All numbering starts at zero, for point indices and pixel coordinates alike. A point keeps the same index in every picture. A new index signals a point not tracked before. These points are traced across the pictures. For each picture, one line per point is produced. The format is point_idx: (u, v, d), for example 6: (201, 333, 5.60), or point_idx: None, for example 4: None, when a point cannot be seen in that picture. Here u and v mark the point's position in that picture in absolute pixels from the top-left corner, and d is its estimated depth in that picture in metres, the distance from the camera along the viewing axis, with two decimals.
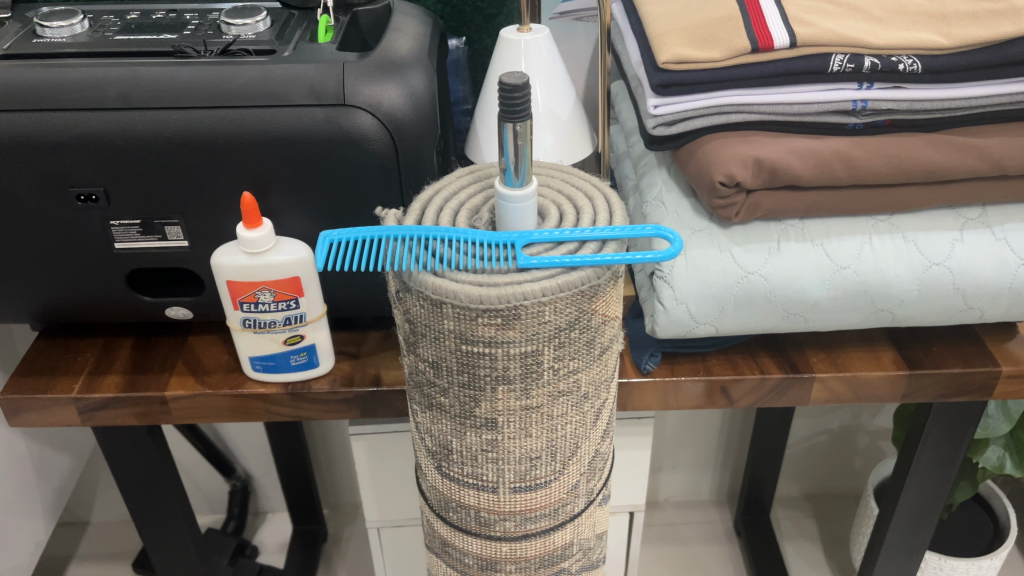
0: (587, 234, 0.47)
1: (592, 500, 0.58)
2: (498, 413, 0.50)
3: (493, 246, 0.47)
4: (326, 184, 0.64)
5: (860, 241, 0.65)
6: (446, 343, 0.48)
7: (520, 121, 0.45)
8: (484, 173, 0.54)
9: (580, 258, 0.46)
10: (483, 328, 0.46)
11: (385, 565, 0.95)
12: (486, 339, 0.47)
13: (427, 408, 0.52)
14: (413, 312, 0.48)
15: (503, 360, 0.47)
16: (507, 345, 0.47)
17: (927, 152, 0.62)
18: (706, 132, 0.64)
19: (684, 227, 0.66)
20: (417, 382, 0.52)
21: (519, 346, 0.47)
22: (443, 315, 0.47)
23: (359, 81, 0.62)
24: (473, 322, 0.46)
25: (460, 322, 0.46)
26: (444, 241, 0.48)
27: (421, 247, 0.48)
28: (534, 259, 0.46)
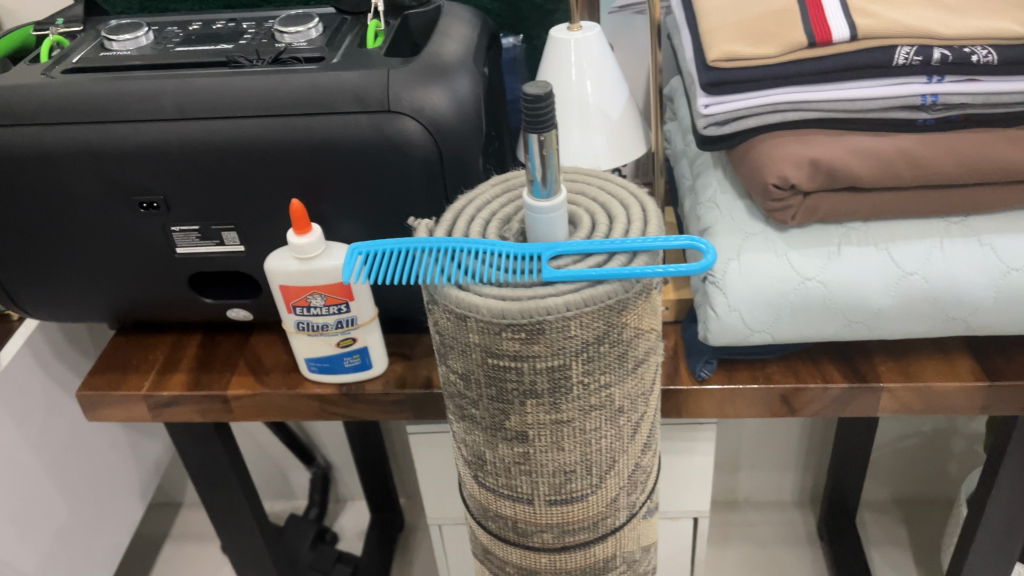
0: (616, 246, 0.46)
1: (634, 513, 0.57)
2: (529, 427, 0.49)
3: (519, 258, 0.46)
4: (373, 189, 0.65)
5: (930, 245, 0.61)
6: (473, 356, 0.47)
7: (544, 131, 0.44)
8: (519, 181, 0.53)
9: (608, 270, 0.45)
10: (508, 342, 0.45)
11: (448, 561, 0.96)
12: (511, 353, 0.46)
13: (460, 418, 0.52)
14: (441, 324, 0.48)
15: (529, 374, 0.47)
16: (533, 359, 0.46)
17: (1005, 149, 0.58)
18: (760, 132, 0.61)
19: (738, 230, 0.63)
20: (450, 393, 0.52)
21: (545, 361, 0.46)
22: (469, 329, 0.46)
23: (404, 86, 0.62)
24: (497, 336, 0.45)
25: (484, 336, 0.46)
26: (468, 254, 0.47)
27: (447, 259, 0.47)
28: (559, 272, 0.45)
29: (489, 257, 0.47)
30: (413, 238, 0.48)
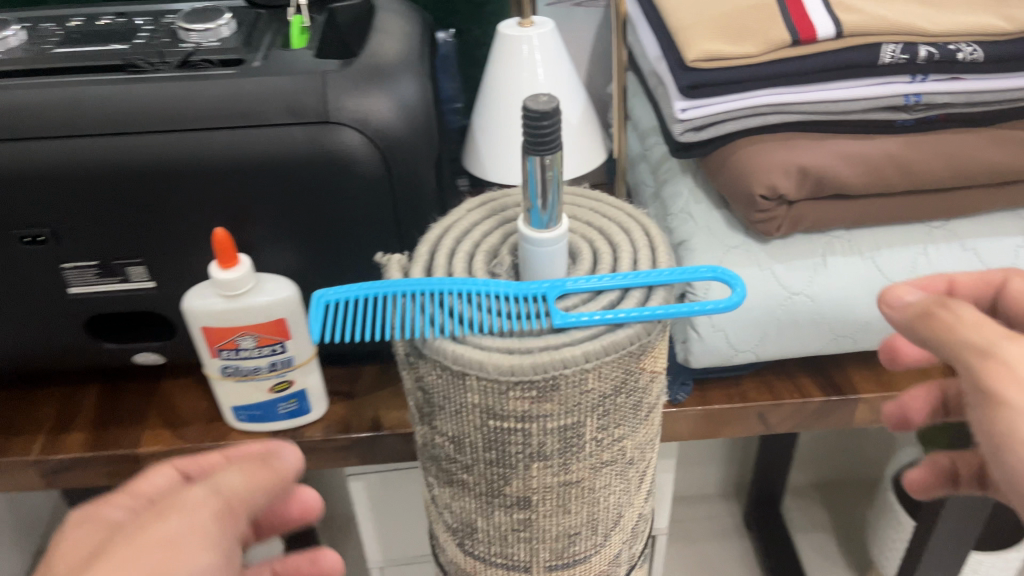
0: (632, 282, 0.40)
1: (633, 566, 0.51)
2: (532, 492, 0.43)
3: (521, 301, 0.40)
4: (311, 211, 0.56)
5: (915, 251, 0.58)
6: (469, 417, 0.40)
7: (548, 154, 0.37)
8: (499, 204, 0.47)
9: (626, 312, 0.39)
10: (515, 402, 0.39)
11: None
12: (517, 414, 0.39)
13: (447, 483, 0.45)
14: (428, 381, 0.41)
15: (538, 435, 0.40)
16: (543, 419, 0.39)
17: (989, 151, 0.56)
18: (739, 136, 0.57)
19: (718, 243, 0.58)
20: (433, 456, 0.44)
21: (556, 420, 0.40)
22: (467, 387, 0.39)
23: (342, 92, 0.54)
24: (501, 396, 0.39)
25: (485, 396, 0.39)
26: (460, 297, 0.40)
27: (434, 304, 0.40)
28: (573, 317, 0.38)
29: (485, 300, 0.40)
30: (389, 282, 0.41)
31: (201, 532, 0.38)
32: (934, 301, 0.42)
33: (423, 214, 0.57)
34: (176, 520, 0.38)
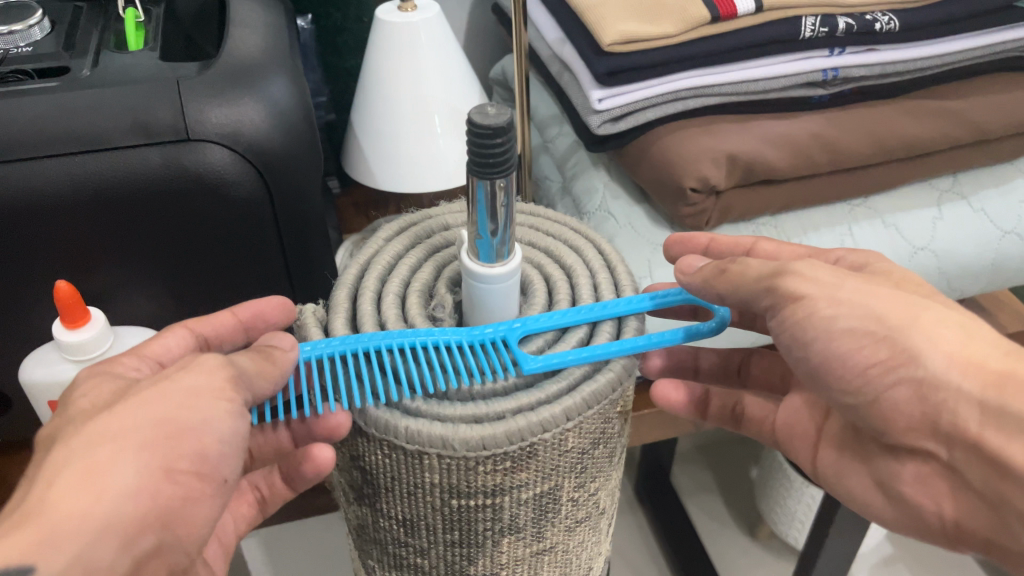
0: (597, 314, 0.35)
1: None
2: (500, 570, 0.36)
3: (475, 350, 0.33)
4: (177, 247, 0.47)
5: (841, 232, 0.55)
6: (427, 498, 0.33)
7: (502, 176, 0.31)
8: (421, 228, 0.39)
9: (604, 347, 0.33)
10: (485, 477, 0.32)
11: None
12: (487, 489, 0.32)
13: (394, 568, 0.37)
14: (368, 459, 0.33)
15: (510, 508, 0.34)
16: (517, 490, 0.33)
17: (906, 124, 0.54)
18: (657, 124, 0.52)
19: (644, 242, 0.53)
20: (375, 539, 0.37)
21: (532, 488, 0.33)
22: (425, 464, 0.32)
23: (204, 102, 0.44)
24: (468, 472, 0.32)
25: (448, 474, 0.32)
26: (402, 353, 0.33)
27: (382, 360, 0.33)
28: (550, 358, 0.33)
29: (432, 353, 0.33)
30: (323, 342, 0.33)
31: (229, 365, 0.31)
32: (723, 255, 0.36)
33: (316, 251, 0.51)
34: (195, 368, 0.30)
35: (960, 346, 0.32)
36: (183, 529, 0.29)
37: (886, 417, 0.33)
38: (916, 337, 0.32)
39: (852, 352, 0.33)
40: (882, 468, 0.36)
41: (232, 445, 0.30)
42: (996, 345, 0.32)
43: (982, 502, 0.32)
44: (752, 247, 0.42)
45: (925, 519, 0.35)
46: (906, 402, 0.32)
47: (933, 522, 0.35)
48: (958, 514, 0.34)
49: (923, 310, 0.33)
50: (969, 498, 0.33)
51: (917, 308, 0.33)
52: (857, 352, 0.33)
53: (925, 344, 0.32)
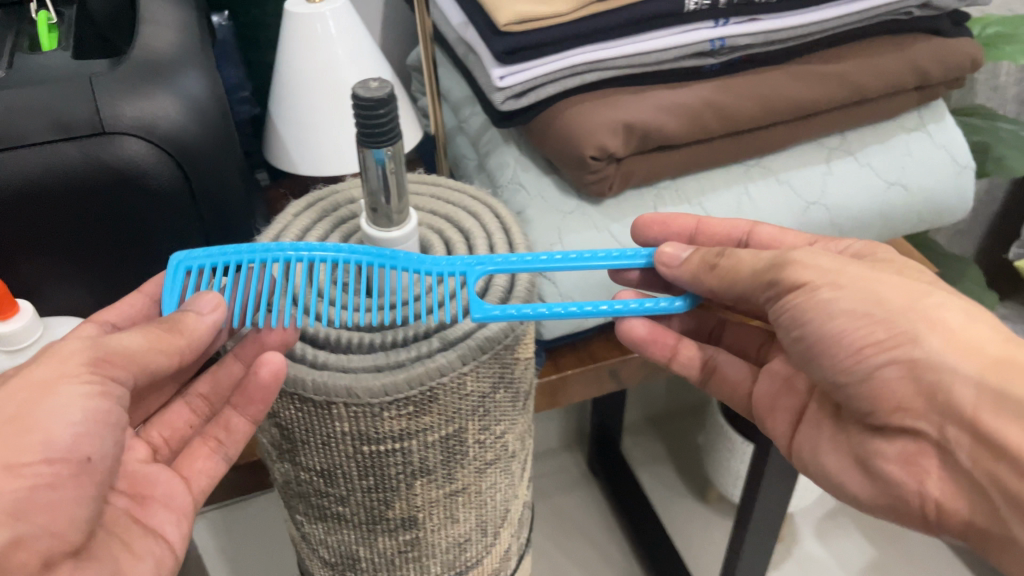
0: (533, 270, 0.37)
1: (522, 554, 0.50)
2: (416, 512, 0.39)
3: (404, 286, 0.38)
4: (102, 240, 0.49)
5: (738, 192, 0.59)
6: (340, 447, 0.36)
7: (390, 143, 0.34)
8: (329, 202, 0.43)
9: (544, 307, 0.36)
10: (391, 423, 0.35)
11: None
12: (393, 434, 0.35)
13: (320, 519, 0.40)
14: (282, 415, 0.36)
15: (418, 451, 0.37)
16: (423, 434, 0.36)
17: (792, 87, 0.57)
18: (558, 98, 0.55)
19: (553, 210, 0.57)
20: (300, 493, 0.40)
21: (437, 431, 0.36)
22: (335, 414, 0.35)
23: (118, 97, 0.46)
24: (375, 419, 0.35)
25: (357, 422, 0.35)
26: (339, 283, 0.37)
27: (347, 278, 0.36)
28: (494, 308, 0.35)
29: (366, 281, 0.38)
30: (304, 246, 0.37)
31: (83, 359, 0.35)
32: (710, 251, 0.43)
33: (239, 234, 0.54)
34: (51, 362, 0.35)
35: (966, 331, 0.38)
36: (48, 514, 0.33)
37: (876, 393, 0.40)
38: (913, 323, 0.39)
39: (852, 330, 0.39)
40: (862, 445, 0.42)
41: (86, 426, 0.35)
42: (996, 333, 0.38)
43: (967, 481, 0.38)
44: (751, 231, 0.52)
45: (908, 499, 0.40)
46: (897, 380, 0.39)
47: (915, 502, 0.40)
48: (942, 494, 0.39)
49: (934, 297, 0.40)
50: (956, 478, 0.38)
51: (912, 293, 0.40)
52: (855, 332, 0.39)
53: (921, 327, 0.38)
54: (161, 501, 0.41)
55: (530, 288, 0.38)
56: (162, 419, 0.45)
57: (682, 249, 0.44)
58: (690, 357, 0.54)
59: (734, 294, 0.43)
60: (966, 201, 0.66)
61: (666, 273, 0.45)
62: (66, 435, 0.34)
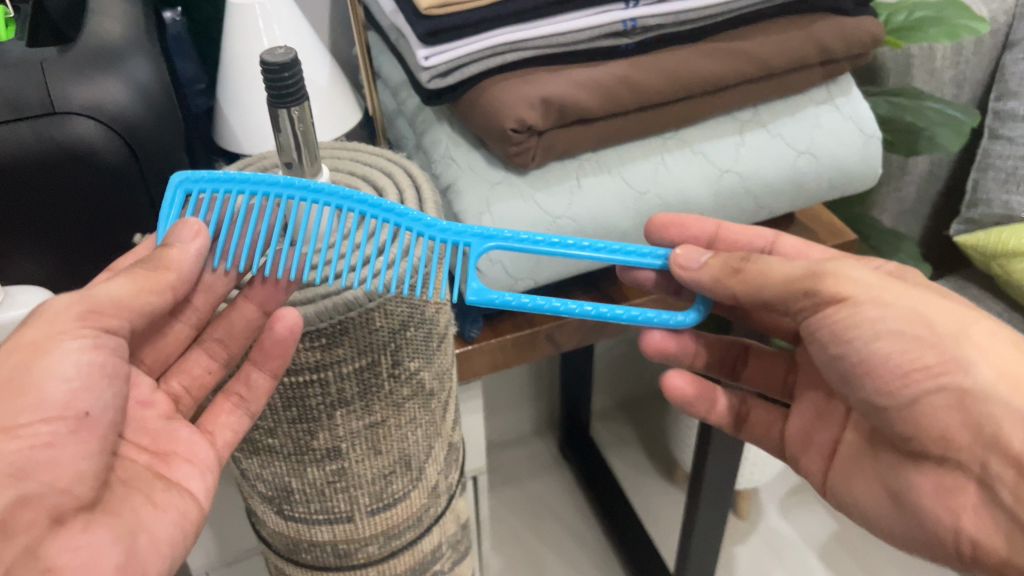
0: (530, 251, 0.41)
1: (452, 494, 0.55)
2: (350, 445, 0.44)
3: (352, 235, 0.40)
4: (60, 217, 0.53)
5: (654, 162, 0.64)
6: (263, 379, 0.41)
7: (294, 105, 0.38)
8: (258, 168, 0.48)
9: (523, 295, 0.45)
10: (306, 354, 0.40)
11: None
12: (309, 364, 0.40)
13: (254, 452, 0.45)
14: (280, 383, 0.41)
15: (335, 382, 0.41)
16: (337, 365, 0.41)
17: (701, 63, 0.62)
18: (483, 77, 0.59)
19: (481, 181, 0.61)
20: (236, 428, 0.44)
21: (351, 363, 0.41)
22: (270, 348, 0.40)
23: (67, 81, 0.50)
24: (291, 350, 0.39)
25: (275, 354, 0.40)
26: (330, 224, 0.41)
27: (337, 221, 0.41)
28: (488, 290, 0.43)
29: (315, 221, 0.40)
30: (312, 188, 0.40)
31: (75, 319, 0.41)
32: (735, 256, 0.47)
33: None
34: (41, 323, 0.41)
35: (1005, 363, 0.42)
36: (51, 470, 0.39)
37: (921, 419, 0.44)
38: (962, 348, 0.43)
39: (899, 356, 0.43)
40: (902, 481, 0.48)
41: (73, 383, 0.41)
42: None
43: (1003, 516, 0.42)
44: (775, 242, 0.59)
45: (946, 537, 0.45)
46: (944, 407, 0.43)
47: (953, 541, 0.45)
48: (975, 529, 0.43)
49: (977, 326, 0.44)
50: (994, 513, 0.42)
51: (958, 317, 0.44)
52: (902, 357, 0.44)
53: (971, 355, 0.42)
54: (181, 456, 0.48)
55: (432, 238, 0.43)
56: (181, 368, 0.50)
57: (701, 252, 0.47)
58: (723, 410, 0.64)
59: (762, 295, 0.46)
60: (873, 169, 0.71)
61: (680, 275, 0.47)
62: (61, 393, 0.40)
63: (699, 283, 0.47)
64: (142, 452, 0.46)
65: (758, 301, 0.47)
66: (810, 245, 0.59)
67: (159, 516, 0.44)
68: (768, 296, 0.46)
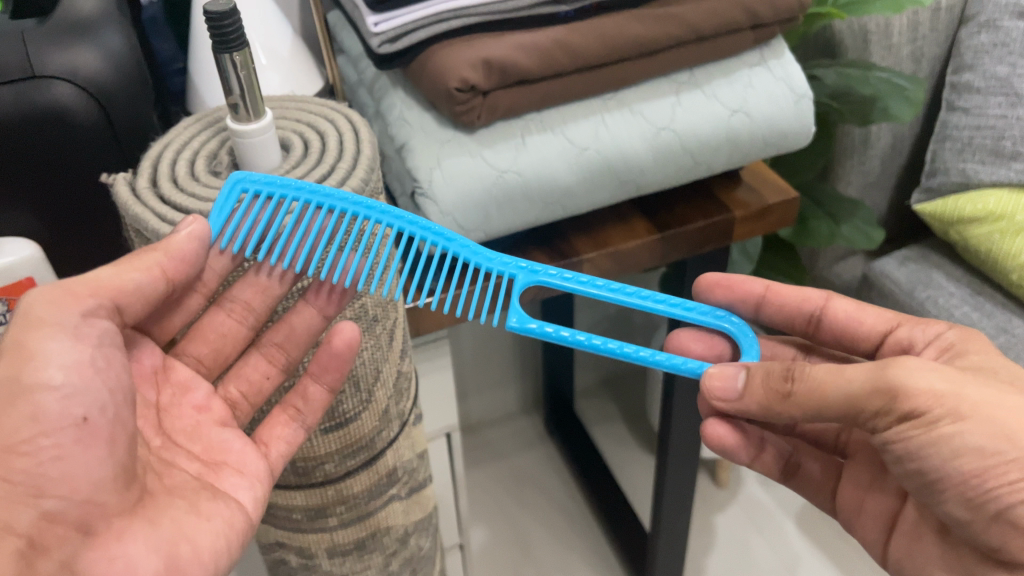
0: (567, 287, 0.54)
1: (405, 422, 0.60)
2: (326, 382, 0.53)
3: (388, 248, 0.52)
4: (42, 174, 0.58)
5: (595, 121, 0.69)
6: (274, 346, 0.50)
7: (237, 49, 0.44)
8: (214, 118, 0.55)
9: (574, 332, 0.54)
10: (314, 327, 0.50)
11: None
12: None
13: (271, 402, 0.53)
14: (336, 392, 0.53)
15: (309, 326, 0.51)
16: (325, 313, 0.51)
17: (634, 27, 0.67)
18: (431, 43, 0.65)
19: (432, 140, 0.66)
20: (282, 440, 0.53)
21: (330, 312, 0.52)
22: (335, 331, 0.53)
23: (45, 49, 0.56)
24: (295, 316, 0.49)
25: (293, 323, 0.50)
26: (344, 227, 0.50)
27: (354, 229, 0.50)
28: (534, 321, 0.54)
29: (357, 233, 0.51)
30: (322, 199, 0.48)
31: (53, 307, 0.46)
32: (780, 373, 0.52)
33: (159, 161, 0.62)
34: (28, 321, 0.45)
35: None
36: (67, 487, 0.44)
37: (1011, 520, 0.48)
38: None
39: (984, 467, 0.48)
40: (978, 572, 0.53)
41: (71, 392, 0.45)
42: None
43: None
44: (827, 303, 0.65)
45: None
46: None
47: None
48: None
49: None
50: None
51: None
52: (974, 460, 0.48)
53: None
54: (232, 467, 0.53)
55: (368, 173, 0.50)
56: (240, 373, 0.56)
57: (737, 376, 0.53)
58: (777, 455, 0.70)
59: (819, 412, 0.51)
60: (807, 127, 0.75)
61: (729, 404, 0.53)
62: (54, 404, 0.44)
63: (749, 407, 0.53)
64: (194, 461, 0.53)
65: (821, 416, 0.51)
66: (860, 309, 0.63)
67: (205, 527, 0.49)
68: (831, 411, 0.50)
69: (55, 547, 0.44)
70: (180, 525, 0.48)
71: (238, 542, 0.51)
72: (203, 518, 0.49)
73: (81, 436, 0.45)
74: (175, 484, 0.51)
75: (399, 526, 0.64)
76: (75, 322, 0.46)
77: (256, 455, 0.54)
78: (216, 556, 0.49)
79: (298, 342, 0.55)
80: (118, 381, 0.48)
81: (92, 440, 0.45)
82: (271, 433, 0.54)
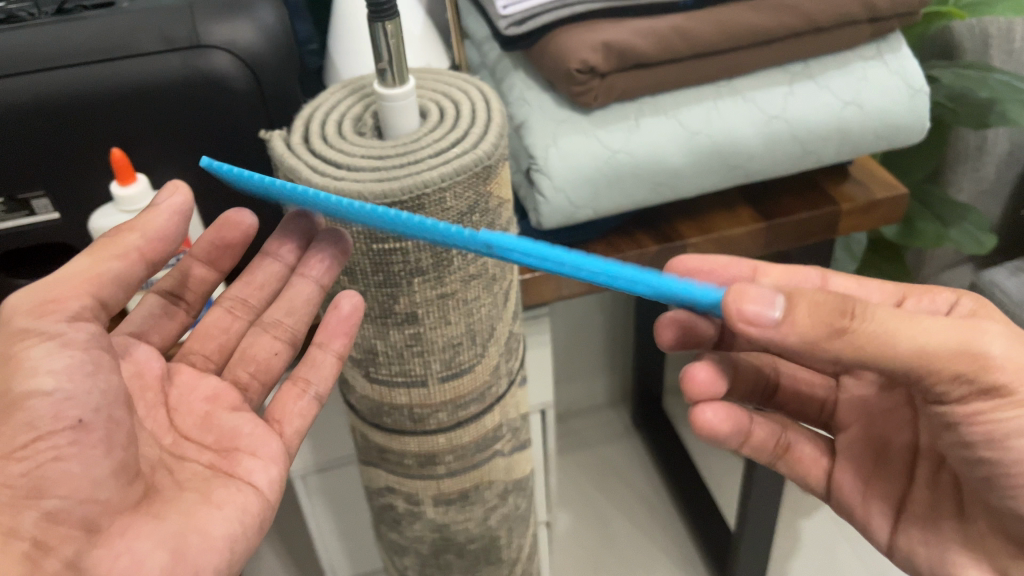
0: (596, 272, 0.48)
1: (512, 380, 0.65)
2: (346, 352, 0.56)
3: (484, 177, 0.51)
4: (196, 134, 0.64)
5: (707, 106, 0.71)
6: (383, 295, 0.54)
7: (389, 19, 0.50)
8: (357, 85, 0.60)
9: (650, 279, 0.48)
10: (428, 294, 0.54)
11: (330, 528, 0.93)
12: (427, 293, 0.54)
13: (380, 330, 0.56)
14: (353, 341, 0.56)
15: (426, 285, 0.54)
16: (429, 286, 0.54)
17: (750, 15, 0.68)
18: (554, 27, 0.68)
19: (550, 120, 0.70)
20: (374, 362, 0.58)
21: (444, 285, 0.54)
22: (395, 289, 0.53)
23: (209, 20, 0.62)
24: (411, 286, 0.54)
25: (398, 298, 0.54)
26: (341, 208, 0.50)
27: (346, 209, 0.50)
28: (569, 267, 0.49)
29: (461, 191, 0.52)
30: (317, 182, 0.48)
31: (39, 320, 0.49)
32: (846, 312, 0.45)
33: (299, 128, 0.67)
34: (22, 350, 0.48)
35: None
36: (66, 488, 0.47)
37: None
38: None
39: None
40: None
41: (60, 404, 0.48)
42: None
43: None
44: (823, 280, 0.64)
45: None
46: None
47: None
48: None
49: None
50: None
51: None
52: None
53: None
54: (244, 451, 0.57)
55: (498, 137, 0.54)
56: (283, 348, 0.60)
57: (770, 309, 0.44)
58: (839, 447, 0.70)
59: (871, 358, 0.46)
60: (921, 122, 0.75)
61: (753, 328, 0.44)
62: (47, 407, 0.47)
63: (766, 333, 0.44)
64: (205, 452, 0.57)
65: (861, 359, 0.46)
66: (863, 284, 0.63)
67: (218, 515, 0.53)
68: (882, 359, 0.46)
69: (59, 547, 0.47)
70: (187, 517, 0.52)
71: (253, 526, 0.54)
72: (213, 506, 0.53)
73: (78, 437, 0.48)
74: (182, 483, 0.54)
75: (499, 482, 0.68)
76: (63, 329, 0.49)
77: (271, 436, 0.58)
78: (230, 543, 0.52)
79: (297, 313, 0.59)
80: (109, 381, 0.51)
81: (89, 440, 0.49)
82: (284, 409, 0.59)
